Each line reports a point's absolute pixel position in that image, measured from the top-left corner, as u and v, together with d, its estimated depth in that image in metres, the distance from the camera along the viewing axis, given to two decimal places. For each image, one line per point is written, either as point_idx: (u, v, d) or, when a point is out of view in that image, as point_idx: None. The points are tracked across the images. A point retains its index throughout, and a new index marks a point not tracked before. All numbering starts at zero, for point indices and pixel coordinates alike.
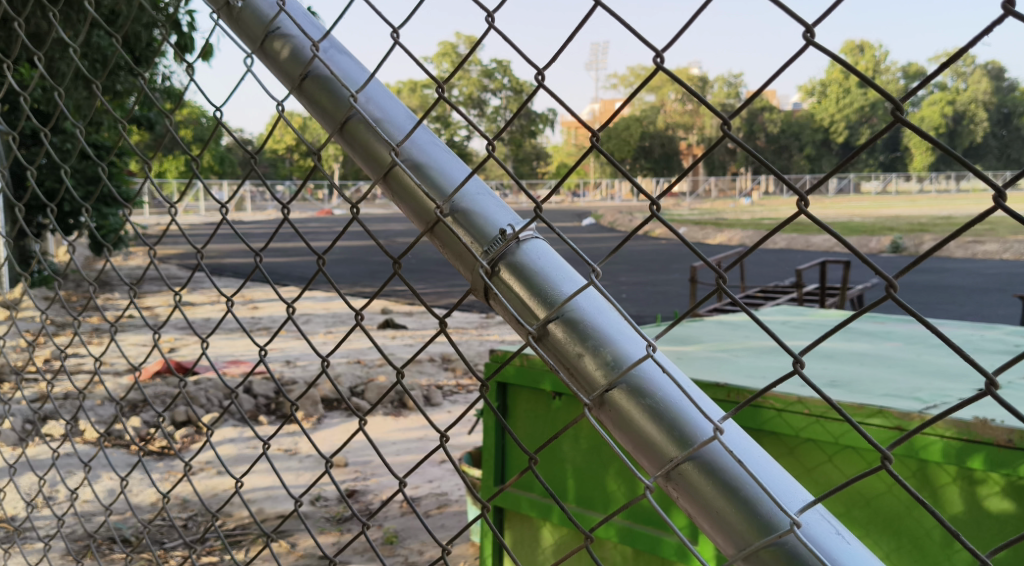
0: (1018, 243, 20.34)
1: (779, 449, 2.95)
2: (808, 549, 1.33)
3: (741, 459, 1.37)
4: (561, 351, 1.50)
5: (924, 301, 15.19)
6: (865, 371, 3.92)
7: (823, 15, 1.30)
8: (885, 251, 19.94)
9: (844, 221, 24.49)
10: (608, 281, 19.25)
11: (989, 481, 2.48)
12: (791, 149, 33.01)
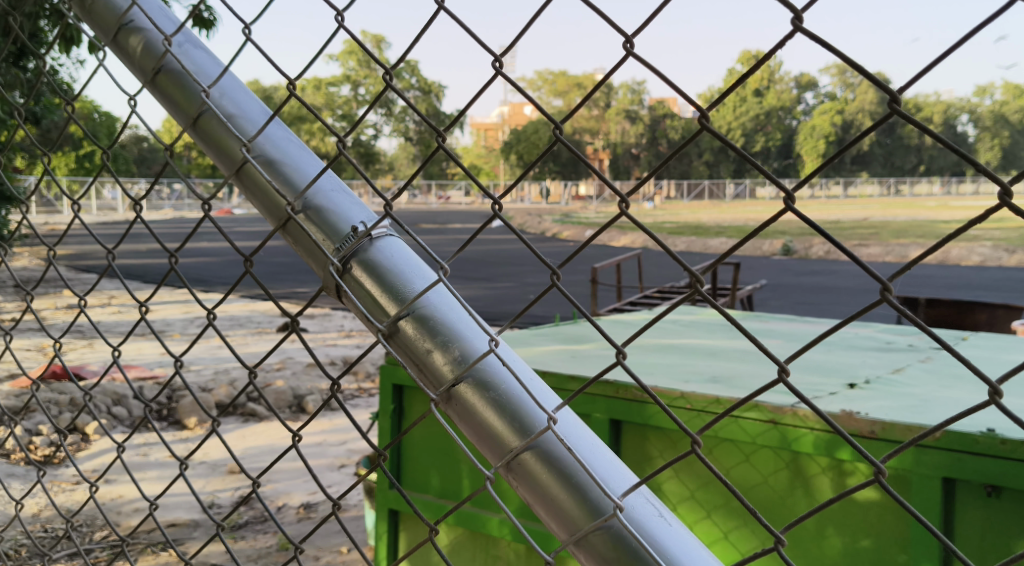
0: (900, 247, 21.37)
1: (663, 443, 3.03)
2: (632, 534, 1.33)
3: (572, 446, 1.37)
4: (409, 346, 1.48)
5: (813, 301, 15.87)
6: (748, 368, 4.09)
7: (641, 27, 1.36)
8: (776, 255, 20.70)
9: (742, 224, 25.26)
10: (513, 282, 19.48)
11: (857, 472, 2.61)
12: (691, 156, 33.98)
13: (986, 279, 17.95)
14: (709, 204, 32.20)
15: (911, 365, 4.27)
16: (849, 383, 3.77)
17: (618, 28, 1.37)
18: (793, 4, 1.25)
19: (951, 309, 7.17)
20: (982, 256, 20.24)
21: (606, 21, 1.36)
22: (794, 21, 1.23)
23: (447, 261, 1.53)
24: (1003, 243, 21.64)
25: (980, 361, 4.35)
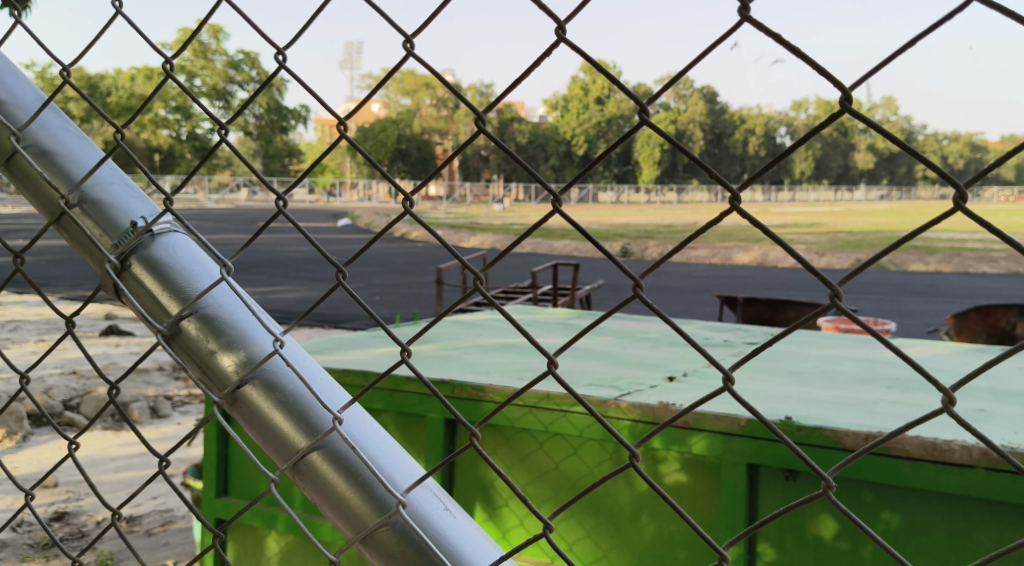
0: (726, 249, 22.68)
1: (496, 439, 3.09)
2: (415, 529, 1.34)
3: (356, 444, 1.37)
4: (192, 347, 1.47)
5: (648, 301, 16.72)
6: (579, 365, 4.40)
7: (419, 30, 1.39)
8: (615, 256, 21.54)
9: (584, 227, 26.10)
10: (360, 282, 19.60)
11: (669, 459, 2.76)
12: (538, 158, 34.81)
13: (798, 280, 19.28)
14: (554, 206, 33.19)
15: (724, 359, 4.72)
16: (668, 376, 4.08)
17: (398, 29, 1.40)
18: (556, 15, 1.34)
19: (766, 307, 7.98)
20: (797, 259, 21.76)
21: (389, 23, 1.39)
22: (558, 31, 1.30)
23: (230, 257, 1.52)
24: (815, 247, 23.38)
25: (780, 356, 4.76)
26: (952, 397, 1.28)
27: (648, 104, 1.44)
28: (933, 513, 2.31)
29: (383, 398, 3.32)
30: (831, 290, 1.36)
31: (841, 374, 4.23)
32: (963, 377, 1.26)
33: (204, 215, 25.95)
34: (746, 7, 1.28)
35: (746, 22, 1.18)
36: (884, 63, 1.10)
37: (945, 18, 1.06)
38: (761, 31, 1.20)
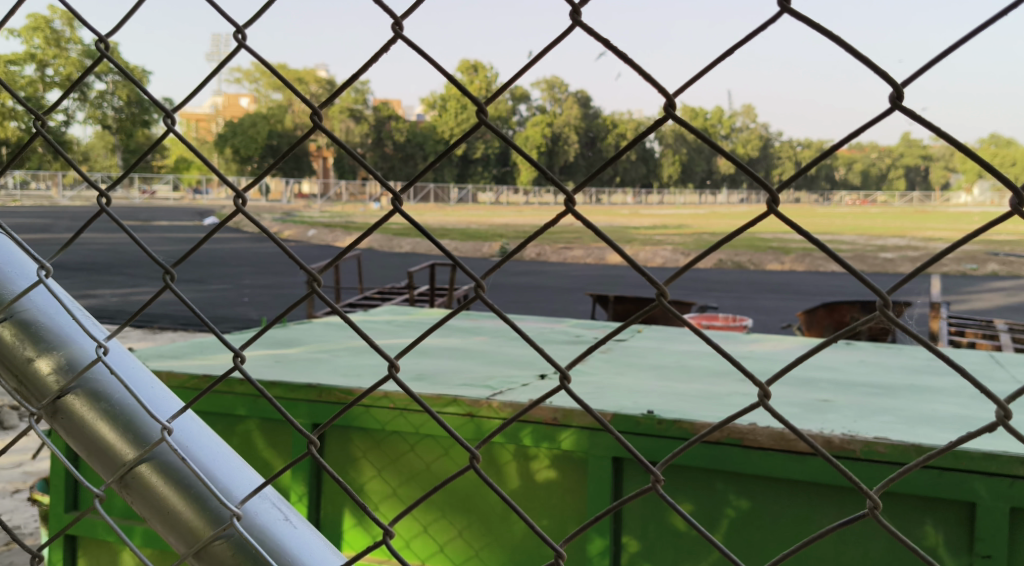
0: (598, 249, 23.00)
1: (366, 444, 2.75)
2: (249, 540, 1.29)
3: (188, 454, 1.33)
4: (6, 355, 1.43)
5: (525, 296, 16.71)
6: (446, 349, 3.72)
7: (250, 19, 1.42)
8: (493, 256, 21.55)
9: (463, 228, 26.05)
10: (226, 281, 18.60)
11: (540, 456, 2.72)
12: (416, 158, 34.76)
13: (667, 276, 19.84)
14: (435, 206, 33.17)
15: (561, 342, 4.44)
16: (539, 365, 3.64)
17: (226, 17, 1.42)
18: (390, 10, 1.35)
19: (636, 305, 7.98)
20: (664, 258, 22.36)
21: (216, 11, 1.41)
22: (394, 27, 1.32)
23: (47, 259, 1.50)
24: (680, 247, 24.16)
25: (656, 350, 4.39)
26: (767, 391, 1.35)
27: (483, 100, 1.45)
28: (779, 499, 2.51)
29: (245, 404, 2.78)
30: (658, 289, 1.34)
31: (709, 367, 4.04)
32: (780, 373, 1.34)
33: (55, 213, 24.55)
34: (575, 9, 1.22)
35: (579, 20, 1.21)
36: (724, 58, 1.12)
37: (765, 25, 1.10)
38: (591, 33, 1.20)
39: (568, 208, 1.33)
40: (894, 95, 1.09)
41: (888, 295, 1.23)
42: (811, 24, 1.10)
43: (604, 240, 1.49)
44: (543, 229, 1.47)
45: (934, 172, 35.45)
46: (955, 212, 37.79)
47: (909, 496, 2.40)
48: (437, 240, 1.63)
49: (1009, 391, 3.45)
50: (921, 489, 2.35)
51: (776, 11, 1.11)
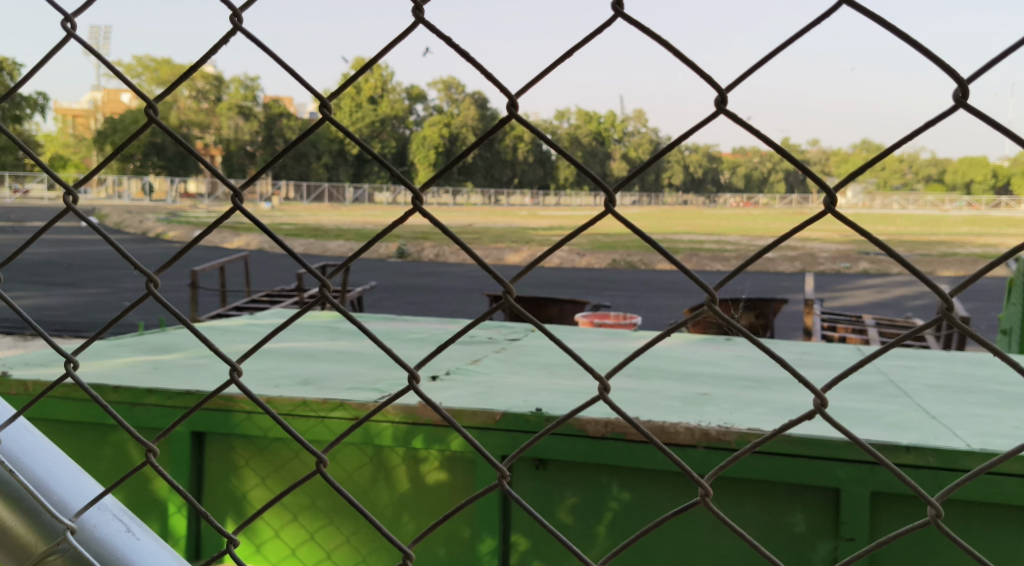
0: (496, 250, 23.22)
1: (248, 451, 2.73)
2: (82, 550, 1.31)
3: (19, 467, 1.34)
4: None
5: (420, 294, 16.77)
6: (333, 352, 3.72)
7: (79, 12, 1.51)
8: (389, 257, 21.51)
9: (359, 228, 25.91)
10: (108, 283, 18.00)
11: (429, 459, 2.76)
12: (309, 157, 34.47)
13: (564, 274, 20.15)
14: (328, 205, 32.97)
15: (455, 342, 4.47)
16: (431, 374, 3.69)
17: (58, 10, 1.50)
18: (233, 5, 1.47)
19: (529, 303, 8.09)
20: (561, 258, 22.66)
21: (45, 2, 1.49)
22: (232, 23, 1.44)
23: None
24: (576, 248, 24.60)
25: (542, 348, 4.47)
26: (606, 383, 1.49)
27: (327, 103, 1.53)
28: (661, 493, 2.62)
29: (120, 413, 2.71)
30: (504, 288, 1.46)
31: (589, 364, 4.15)
32: (617, 368, 1.46)
33: None
34: (419, 8, 1.34)
35: (422, 19, 1.33)
36: (554, 66, 1.25)
37: (592, 33, 1.23)
38: (432, 31, 1.33)
39: (416, 207, 1.43)
40: (718, 101, 1.24)
41: (718, 290, 1.37)
42: (642, 28, 1.23)
43: (452, 241, 1.57)
44: (389, 229, 1.54)
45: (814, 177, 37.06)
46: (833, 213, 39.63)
47: (780, 484, 2.53)
48: (285, 244, 1.69)
49: (828, 379, 3.79)
50: (794, 477, 2.47)
51: (608, 17, 1.26)
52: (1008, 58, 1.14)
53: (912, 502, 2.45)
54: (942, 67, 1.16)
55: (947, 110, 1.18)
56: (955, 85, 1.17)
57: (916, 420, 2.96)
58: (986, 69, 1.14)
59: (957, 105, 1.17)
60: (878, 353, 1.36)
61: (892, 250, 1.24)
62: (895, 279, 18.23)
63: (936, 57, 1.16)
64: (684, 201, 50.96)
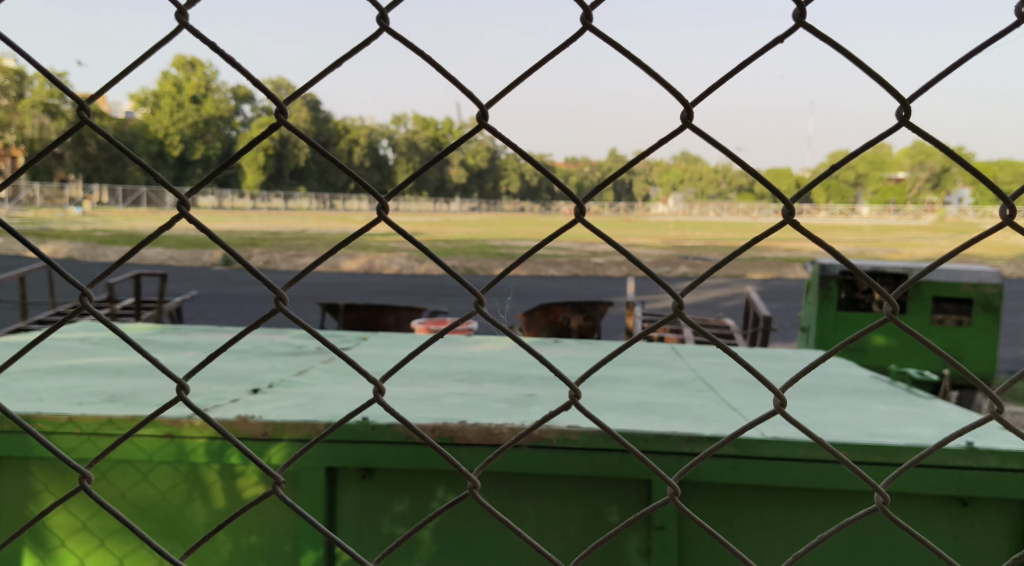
0: (330, 256, 22.89)
1: (49, 475, 2.59)
2: None
3: None
4: None
5: (244, 300, 16.29)
6: (143, 369, 3.60)
7: None
8: (215, 264, 20.79)
9: (182, 236, 24.94)
10: None
11: (246, 473, 2.70)
12: (123, 160, 32.81)
13: (399, 281, 20.08)
14: (147, 212, 31.50)
15: (283, 353, 4.36)
16: (252, 388, 3.58)
17: None
18: None
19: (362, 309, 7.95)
20: (399, 264, 22.48)
21: None
22: None
23: None
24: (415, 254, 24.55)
25: (369, 357, 4.45)
26: (382, 388, 1.68)
27: (88, 103, 1.65)
28: (489, 494, 2.66)
29: None
30: (279, 295, 1.62)
31: (408, 371, 4.18)
32: (384, 373, 1.63)
33: None
34: (183, 13, 1.54)
35: (185, 23, 1.55)
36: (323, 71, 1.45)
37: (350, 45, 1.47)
38: (198, 34, 1.56)
39: (182, 212, 1.51)
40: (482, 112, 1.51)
41: (481, 296, 1.62)
42: (405, 41, 1.52)
43: (220, 246, 1.67)
44: (157, 235, 1.62)
45: (641, 185, 38.54)
46: (656, 220, 41.30)
47: (596, 479, 2.62)
48: (34, 246, 1.71)
49: (626, 375, 3.99)
50: (605, 471, 2.58)
51: (376, 30, 1.51)
52: (720, 87, 1.51)
53: (722, 493, 2.55)
54: (671, 92, 1.51)
55: (675, 130, 1.54)
56: (683, 107, 1.53)
57: (717, 413, 3.15)
58: (703, 93, 1.50)
59: (684, 124, 1.52)
60: (618, 351, 1.66)
61: (623, 250, 1.64)
62: (713, 282, 19.24)
63: (666, 83, 1.51)
64: (522, 207, 51.80)
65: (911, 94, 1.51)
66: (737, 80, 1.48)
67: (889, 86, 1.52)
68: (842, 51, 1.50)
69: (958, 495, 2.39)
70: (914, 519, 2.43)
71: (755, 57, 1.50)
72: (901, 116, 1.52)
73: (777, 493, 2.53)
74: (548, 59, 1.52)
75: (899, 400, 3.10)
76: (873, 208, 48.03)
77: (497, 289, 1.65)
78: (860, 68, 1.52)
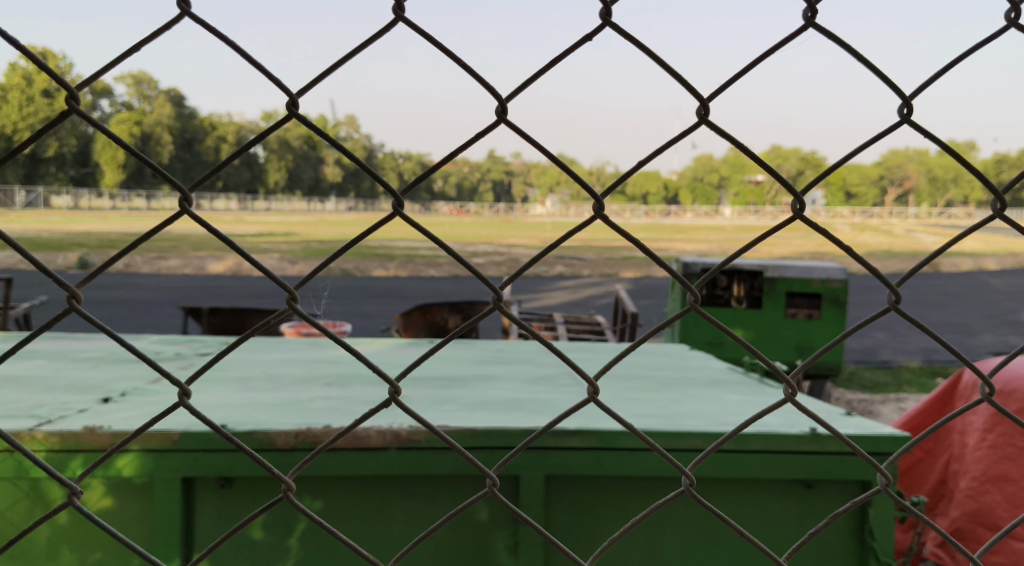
0: (196, 259, 22.19)
1: None
2: None
3: None
4: None
5: (101, 302, 15.59)
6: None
7: None
8: (71, 267, 19.81)
9: (35, 237, 23.67)
10: None
11: (93, 487, 2.57)
12: None
13: (268, 283, 19.64)
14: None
15: (140, 359, 4.20)
16: (102, 396, 3.41)
17: None
18: None
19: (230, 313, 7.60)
20: (270, 266, 22.01)
21: None
22: None
23: None
24: (288, 255, 24.09)
25: (233, 362, 4.31)
26: (189, 390, 1.62)
27: None
28: (354, 498, 2.59)
29: None
30: (72, 293, 1.54)
31: (271, 375, 4.07)
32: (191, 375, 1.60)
33: None
34: None
35: None
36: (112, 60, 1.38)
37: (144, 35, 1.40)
38: None
39: None
40: (290, 102, 1.45)
41: (295, 291, 1.59)
42: (209, 27, 1.44)
43: (14, 243, 1.58)
44: None
45: (517, 185, 38.93)
46: (532, 222, 41.77)
47: (457, 478, 2.61)
48: None
49: (495, 372, 3.99)
50: None
51: (176, 17, 1.42)
52: (531, 83, 1.49)
53: (583, 484, 2.57)
54: (484, 87, 1.48)
55: (490, 125, 1.51)
56: (498, 102, 1.50)
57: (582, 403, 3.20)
58: (515, 88, 1.47)
59: (498, 118, 1.50)
60: (439, 348, 1.63)
61: (444, 247, 1.61)
62: (586, 280, 19.62)
63: (481, 77, 1.48)
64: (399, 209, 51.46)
65: (709, 93, 1.53)
66: (545, 80, 1.45)
67: (690, 84, 1.54)
68: (646, 52, 1.51)
69: (801, 479, 2.49)
70: (761, 503, 2.51)
71: (564, 53, 1.49)
72: (700, 115, 1.54)
73: (634, 483, 2.58)
74: (358, 52, 1.46)
75: (751, 390, 3.21)
76: (736, 209, 49.93)
77: (312, 284, 1.63)
78: (664, 69, 1.54)
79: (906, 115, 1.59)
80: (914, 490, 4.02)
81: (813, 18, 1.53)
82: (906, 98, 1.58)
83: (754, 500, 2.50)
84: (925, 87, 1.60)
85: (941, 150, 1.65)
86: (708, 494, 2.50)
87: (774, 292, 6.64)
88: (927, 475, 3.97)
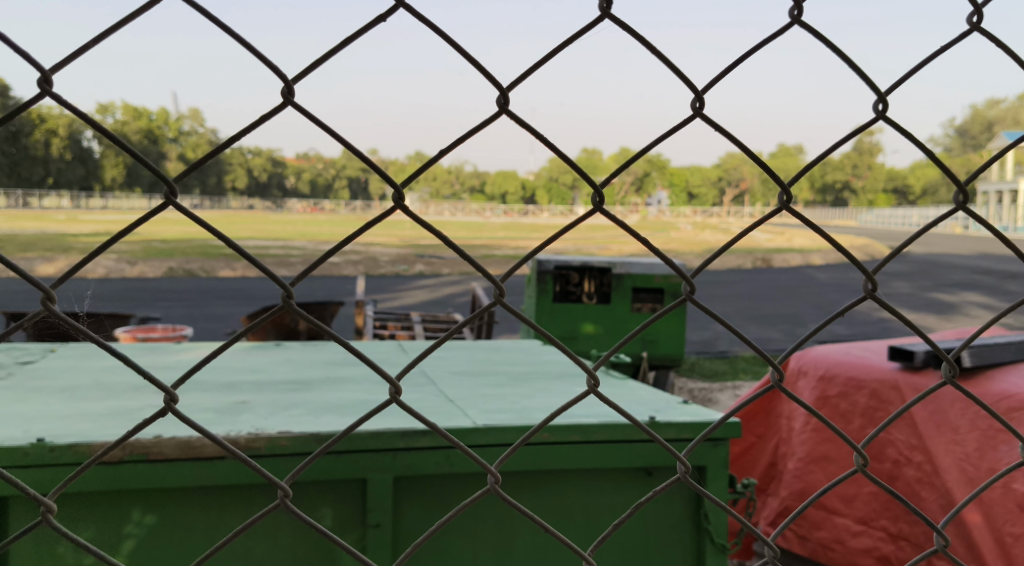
0: (25, 260, 20.84)
1: None
2: None
3: None
4: None
5: None
6: None
7: None
8: None
9: None
10: None
11: None
12: None
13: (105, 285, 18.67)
14: None
15: None
16: None
17: None
18: None
19: None
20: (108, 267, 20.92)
21: None
22: None
23: None
24: (127, 256, 22.97)
25: (58, 369, 4.04)
26: None
27: None
28: (189, 509, 2.44)
29: None
30: None
31: (100, 382, 3.83)
32: None
33: None
34: None
35: None
36: None
37: None
38: None
39: None
40: (44, 80, 1.31)
41: (50, 290, 1.48)
42: None
43: None
44: None
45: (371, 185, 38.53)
46: None
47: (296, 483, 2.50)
48: None
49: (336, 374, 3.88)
50: (319, 473, 2.42)
51: None
52: (320, 65, 1.41)
53: (429, 483, 2.52)
54: (269, 68, 1.40)
55: (277, 106, 1.42)
56: (283, 82, 1.41)
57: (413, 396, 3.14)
58: (302, 70, 1.39)
59: (285, 100, 1.41)
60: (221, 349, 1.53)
61: (227, 242, 1.51)
62: (439, 280, 19.59)
63: (263, 58, 1.39)
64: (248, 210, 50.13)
65: (510, 84, 1.49)
66: (327, 63, 1.38)
67: (488, 74, 1.49)
68: (441, 36, 1.45)
69: (642, 467, 2.52)
70: (606, 494, 2.52)
71: (357, 34, 1.41)
72: (501, 105, 1.50)
73: (475, 479, 2.54)
74: (122, 26, 1.33)
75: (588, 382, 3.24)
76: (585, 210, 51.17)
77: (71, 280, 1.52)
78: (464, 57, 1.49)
79: (699, 109, 1.60)
80: (747, 473, 4.15)
81: (609, 8, 1.51)
82: (698, 92, 1.60)
83: (596, 492, 2.51)
84: (715, 82, 1.62)
85: (735, 143, 1.67)
86: (551, 488, 2.49)
87: (622, 288, 6.80)
88: (759, 459, 4.11)
